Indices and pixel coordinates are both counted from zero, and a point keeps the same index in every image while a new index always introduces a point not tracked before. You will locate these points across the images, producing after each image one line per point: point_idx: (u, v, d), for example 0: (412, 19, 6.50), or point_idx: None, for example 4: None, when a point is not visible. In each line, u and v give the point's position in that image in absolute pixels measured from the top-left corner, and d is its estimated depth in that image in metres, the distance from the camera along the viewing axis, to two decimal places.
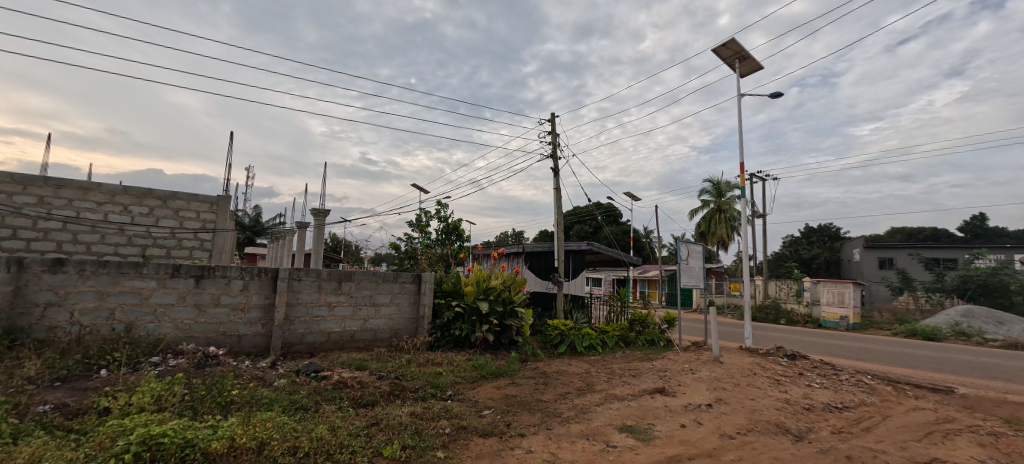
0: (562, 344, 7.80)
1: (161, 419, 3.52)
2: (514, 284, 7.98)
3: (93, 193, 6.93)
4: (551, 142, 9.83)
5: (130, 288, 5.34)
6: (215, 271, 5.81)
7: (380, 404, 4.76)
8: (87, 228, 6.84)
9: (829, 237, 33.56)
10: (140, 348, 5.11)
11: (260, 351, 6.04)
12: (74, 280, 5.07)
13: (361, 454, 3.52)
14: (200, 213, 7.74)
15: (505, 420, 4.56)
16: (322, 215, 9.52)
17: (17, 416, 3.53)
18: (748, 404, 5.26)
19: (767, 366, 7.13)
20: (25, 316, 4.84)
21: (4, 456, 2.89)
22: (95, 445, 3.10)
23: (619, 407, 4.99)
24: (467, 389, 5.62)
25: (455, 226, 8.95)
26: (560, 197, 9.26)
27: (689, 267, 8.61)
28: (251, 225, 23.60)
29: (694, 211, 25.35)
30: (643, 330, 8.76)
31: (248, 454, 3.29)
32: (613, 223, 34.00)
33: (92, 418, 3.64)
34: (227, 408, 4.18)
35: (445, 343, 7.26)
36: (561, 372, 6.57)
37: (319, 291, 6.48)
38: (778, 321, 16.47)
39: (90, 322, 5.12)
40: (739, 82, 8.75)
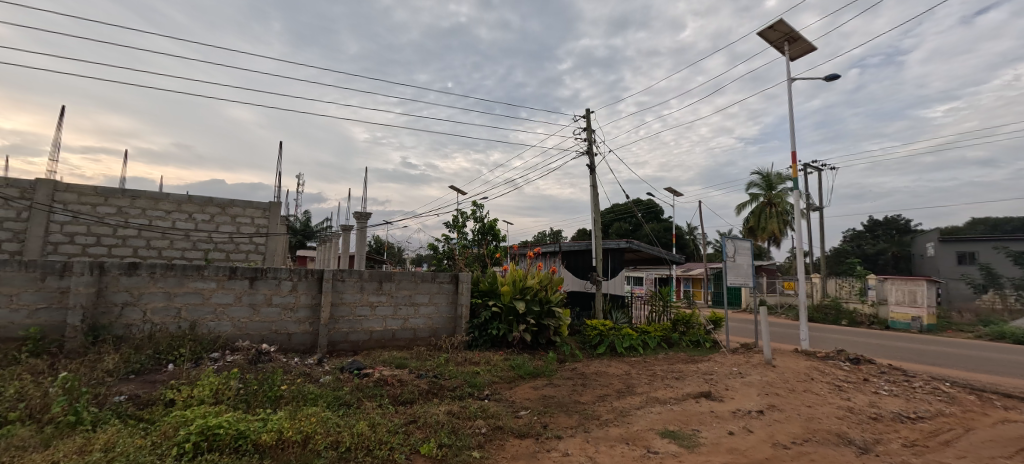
0: (602, 345, 7.60)
1: (218, 411, 3.76)
2: (551, 284, 7.87)
3: (163, 203, 7.53)
4: (587, 138, 9.62)
5: (194, 289, 5.75)
6: (267, 272, 6.14)
7: (419, 403, 4.83)
8: (158, 234, 7.46)
9: (897, 230, 30.71)
10: (202, 344, 5.50)
11: (308, 348, 6.33)
12: (146, 281, 5.52)
13: (398, 451, 3.56)
14: (254, 218, 8.25)
15: (542, 422, 4.48)
16: (364, 218, 9.84)
17: (97, 405, 3.88)
18: (805, 412, 4.87)
19: (827, 370, 6.59)
20: (106, 315, 5.33)
21: (85, 441, 3.18)
22: (161, 434, 3.35)
23: (661, 412, 4.77)
24: (504, 389, 5.60)
25: (491, 226, 9.00)
26: (596, 194, 9.05)
27: (736, 265, 8.13)
28: (302, 229, 24.87)
29: (742, 206, 24.05)
30: (687, 331, 8.39)
31: (294, 446, 3.41)
32: (654, 220, 33.00)
33: (159, 408, 3.93)
34: (277, 402, 4.39)
35: (483, 342, 7.27)
36: (600, 374, 6.40)
37: (362, 291, 6.68)
38: (839, 322, 15.31)
39: (160, 321, 5.56)
40: (789, 66, 8.19)
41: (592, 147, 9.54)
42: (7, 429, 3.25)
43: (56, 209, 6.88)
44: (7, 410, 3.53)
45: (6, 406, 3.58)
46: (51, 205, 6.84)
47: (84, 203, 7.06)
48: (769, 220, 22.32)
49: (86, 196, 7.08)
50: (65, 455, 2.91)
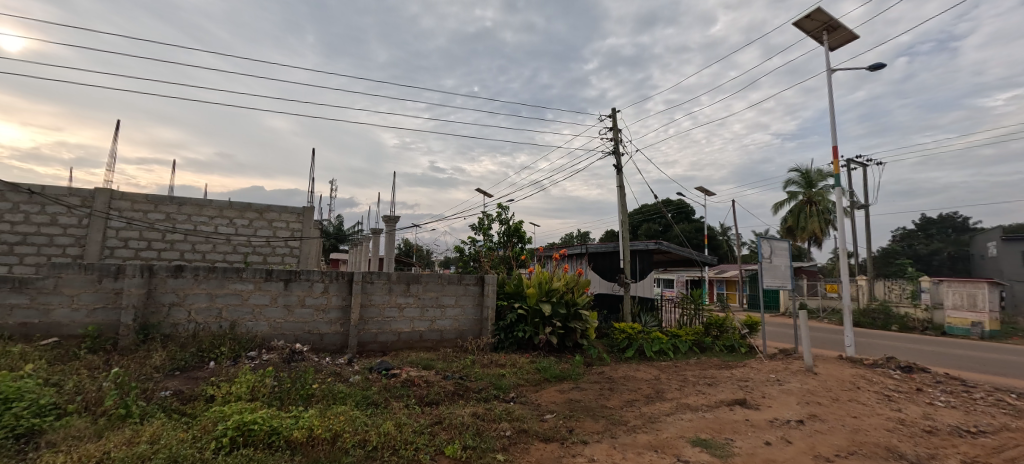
0: (630, 348, 7.42)
1: (253, 407, 3.90)
2: (578, 286, 7.75)
3: (206, 209, 7.93)
4: (613, 137, 9.46)
5: (233, 290, 6.01)
6: (300, 274, 6.34)
7: (444, 404, 4.85)
8: (202, 238, 7.87)
9: (952, 228, 28.63)
10: (240, 343, 5.74)
11: (339, 348, 6.49)
12: (190, 283, 5.82)
13: (424, 451, 3.58)
14: (290, 222, 8.55)
15: (567, 426, 4.40)
16: (392, 221, 10.03)
17: (145, 399, 4.10)
18: (850, 423, 4.56)
19: (875, 379, 6.17)
20: (155, 314, 5.65)
21: (134, 433, 3.36)
22: (201, 428, 3.50)
23: (692, 419, 4.58)
24: (530, 392, 5.54)
25: (516, 228, 9.01)
26: (624, 195, 8.87)
27: (773, 266, 7.75)
28: (335, 233, 25.70)
29: (779, 205, 23.01)
30: (721, 335, 8.08)
31: (323, 443, 3.48)
32: (686, 221, 32.11)
33: (200, 404, 4.11)
34: (309, 400, 4.51)
35: (509, 344, 7.24)
36: (628, 378, 6.24)
37: (390, 293, 6.80)
38: (888, 327, 14.35)
39: (203, 320, 5.85)
40: (828, 56, 7.78)
41: (619, 147, 9.38)
42: (65, 419, 3.47)
43: (113, 216, 7.37)
44: (65, 401, 3.77)
45: (66, 398, 3.82)
46: (108, 212, 7.33)
47: (137, 210, 7.52)
48: (808, 220, 21.23)
49: (139, 203, 7.55)
50: (115, 446, 3.08)
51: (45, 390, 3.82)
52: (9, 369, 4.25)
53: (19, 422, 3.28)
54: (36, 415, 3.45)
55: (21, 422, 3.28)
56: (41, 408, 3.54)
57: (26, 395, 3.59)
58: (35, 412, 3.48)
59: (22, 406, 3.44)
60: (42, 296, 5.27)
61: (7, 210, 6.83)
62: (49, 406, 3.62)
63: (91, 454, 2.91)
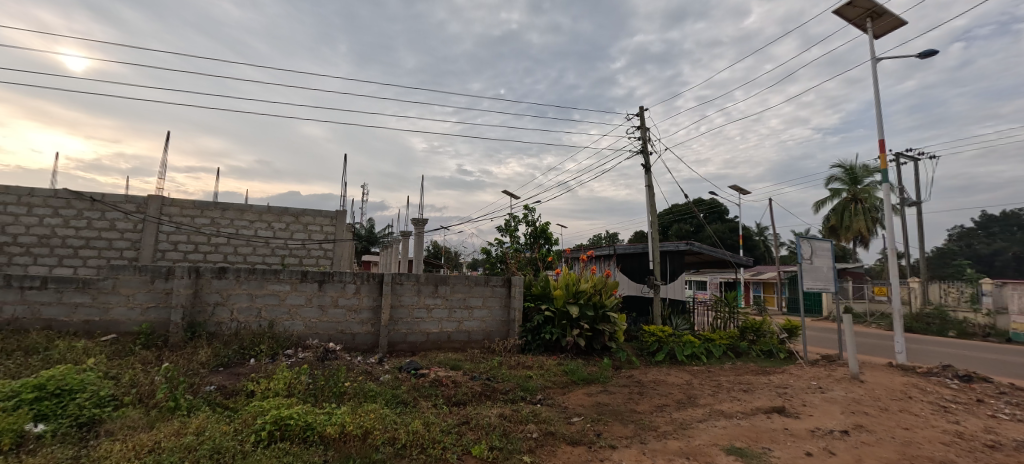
0: (661, 352, 7.21)
1: (290, 403, 4.03)
2: (606, 288, 7.62)
3: (247, 213, 8.32)
4: (641, 136, 9.27)
5: (272, 291, 6.26)
6: (333, 276, 6.53)
7: (471, 404, 4.88)
8: (244, 241, 8.27)
9: (1017, 226, 26.40)
10: (278, 342, 5.97)
11: (370, 348, 6.65)
12: (233, 284, 6.11)
13: (451, 451, 3.60)
14: (324, 226, 8.84)
15: (595, 430, 4.32)
16: (421, 224, 10.20)
17: (193, 393, 4.32)
18: (900, 435, 4.26)
19: (929, 388, 5.74)
20: (201, 313, 5.97)
21: (181, 425, 3.54)
22: (242, 421, 3.66)
23: (726, 426, 4.40)
24: (558, 394, 5.49)
25: (543, 229, 8.99)
26: (652, 195, 8.67)
27: (813, 268, 7.36)
28: (366, 235, 26.40)
29: (821, 203, 21.90)
30: (757, 340, 7.74)
31: (355, 439, 3.55)
32: (720, 221, 31.09)
33: (241, 398, 4.29)
34: (342, 397, 4.63)
35: (536, 346, 7.19)
36: (658, 382, 6.07)
37: (419, 294, 6.91)
38: (945, 333, 13.35)
39: (244, 319, 6.13)
40: (871, 45, 7.35)
41: (647, 146, 9.18)
42: (121, 410, 3.69)
43: (164, 221, 7.85)
44: (122, 393, 4.02)
45: (122, 390, 4.07)
46: (159, 217, 7.81)
47: (185, 215, 7.99)
48: (853, 218, 20.09)
49: (187, 209, 8.01)
50: (164, 436, 3.25)
51: (105, 383, 4.07)
52: (74, 363, 4.57)
53: (81, 412, 3.52)
54: (97, 406, 3.68)
55: (83, 412, 3.52)
56: (101, 399, 3.78)
57: (88, 387, 3.85)
58: (96, 403, 3.72)
59: (84, 397, 3.68)
60: (102, 296, 5.66)
61: (72, 217, 7.39)
62: (108, 397, 3.86)
63: (144, 443, 3.07)
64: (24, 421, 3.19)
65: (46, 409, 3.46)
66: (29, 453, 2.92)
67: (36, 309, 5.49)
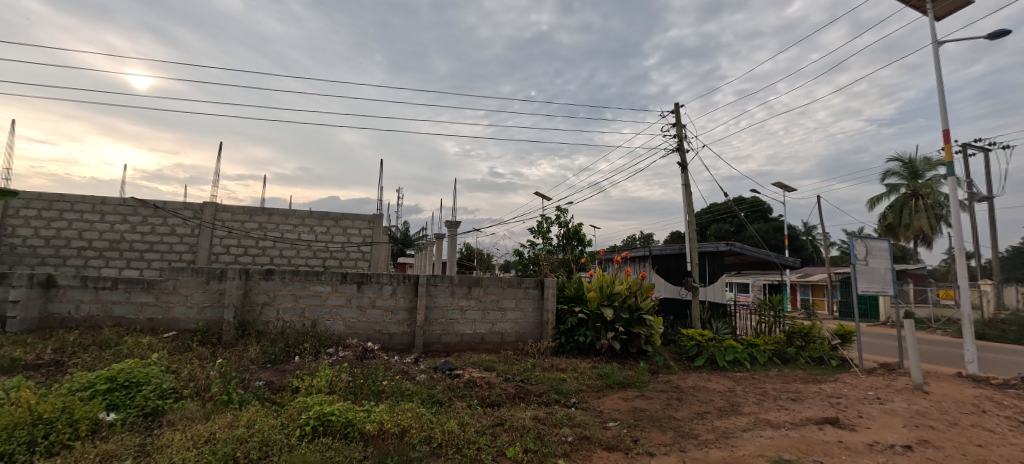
0: (700, 357, 6.92)
1: (331, 400, 4.13)
2: (642, 289, 7.39)
3: (291, 218, 8.67)
4: (677, 133, 8.98)
5: (314, 292, 6.48)
6: (372, 277, 6.68)
7: (505, 405, 4.84)
8: (288, 244, 8.62)
9: None
10: (320, 341, 6.17)
11: (406, 348, 6.75)
12: (279, 285, 6.36)
13: (485, 451, 3.56)
14: (362, 229, 9.07)
15: (632, 435, 4.18)
16: (454, 226, 10.30)
17: (244, 388, 4.51)
18: (974, 452, 3.87)
19: (1005, 402, 5.20)
20: (251, 312, 6.26)
21: (234, 417, 3.68)
22: (288, 416, 3.78)
23: (773, 437, 4.14)
24: (592, 398, 5.37)
25: (576, 231, 8.88)
26: (690, 195, 8.36)
27: (868, 269, 6.85)
28: (402, 238, 26.97)
29: (876, 199, 20.49)
30: (806, 346, 7.29)
31: (393, 437, 3.58)
32: (762, 220, 29.71)
33: (287, 394, 4.44)
34: (380, 395, 4.70)
35: (570, 349, 7.06)
36: (698, 388, 5.82)
37: (453, 296, 6.96)
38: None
39: (289, 318, 6.38)
40: (932, 28, 6.80)
41: (683, 143, 8.88)
42: (181, 402, 3.89)
43: (217, 226, 8.31)
44: (182, 386, 4.23)
45: (182, 383, 4.28)
46: (213, 222, 8.27)
47: (236, 220, 8.42)
48: (914, 216, 18.66)
49: (238, 214, 8.44)
50: (219, 427, 3.38)
51: (167, 376, 4.29)
52: (140, 358, 4.89)
53: (147, 403, 3.73)
54: (160, 397, 3.89)
55: (148, 403, 3.74)
56: (164, 391, 3.99)
57: (152, 379, 4.06)
58: (159, 395, 3.91)
59: (150, 388, 3.90)
60: (164, 296, 6.04)
61: (138, 223, 7.96)
62: (170, 390, 4.07)
63: (201, 433, 3.22)
64: (98, 410, 3.41)
65: (117, 400, 3.69)
66: (102, 439, 3.11)
67: (108, 307, 5.91)
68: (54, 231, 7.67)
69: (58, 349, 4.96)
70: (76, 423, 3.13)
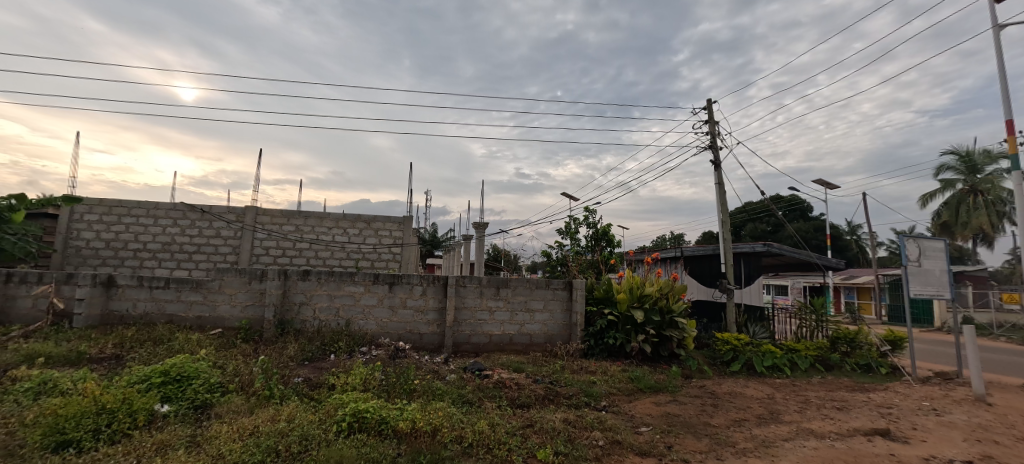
0: (736, 362, 6.68)
1: (366, 398, 4.23)
2: (673, 291, 7.21)
3: (325, 220, 8.96)
4: (710, 130, 8.71)
5: (348, 292, 6.66)
6: (402, 278, 6.81)
7: (535, 407, 4.82)
8: (323, 246, 8.90)
9: None
10: (354, 339, 6.34)
11: (436, 348, 6.84)
12: (315, 285, 6.58)
13: (516, 453, 3.55)
14: (392, 231, 9.26)
15: (666, 442, 4.08)
16: (482, 227, 10.37)
17: (284, 383, 4.68)
18: None
19: None
20: (289, 311, 6.50)
21: (275, 411, 3.83)
22: (325, 412, 3.90)
23: (818, 447, 3.94)
24: (623, 402, 5.27)
25: (605, 232, 8.79)
26: (724, 193, 8.10)
27: (921, 272, 6.42)
28: (430, 239, 27.39)
29: (929, 196, 19.24)
30: (852, 352, 6.92)
31: (425, 435, 3.62)
32: (802, 220, 28.45)
33: (324, 391, 4.58)
34: (412, 394, 4.77)
35: (599, 352, 6.95)
36: (735, 395, 5.62)
37: (481, 297, 6.99)
38: None
39: (325, 318, 6.58)
40: (992, 11, 6.33)
41: (716, 140, 8.62)
42: (228, 396, 4.07)
43: (257, 228, 8.68)
44: (228, 380, 4.43)
45: (228, 378, 4.48)
46: (254, 225, 8.64)
47: (275, 223, 8.77)
48: (972, 213, 17.42)
49: (276, 218, 8.79)
50: (262, 421, 3.52)
51: (214, 371, 4.50)
52: (190, 353, 5.17)
53: (196, 396, 3.94)
54: (209, 391, 4.10)
55: (198, 396, 3.94)
56: (212, 385, 4.19)
57: (201, 373, 4.27)
58: (207, 389, 4.11)
59: (199, 382, 4.10)
60: (210, 295, 6.35)
61: (187, 226, 8.41)
62: (217, 384, 4.28)
63: (246, 426, 3.36)
64: (154, 402, 3.62)
65: (170, 392, 3.91)
66: (158, 430, 3.30)
67: (161, 305, 6.28)
68: (113, 234, 8.23)
69: (118, 343, 5.32)
70: (136, 413, 3.33)
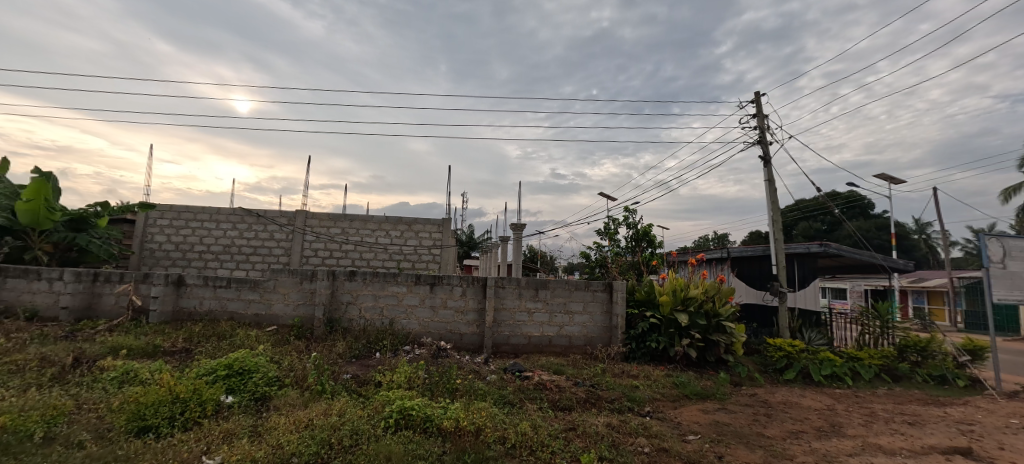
0: (791, 370, 6.32)
1: (411, 396, 4.34)
2: (719, 294, 6.94)
3: (369, 222, 9.28)
4: (758, 125, 8.29)
5: (392, 292, 6.86)
6: (443, 279, 6.94)
7: (577, 410, 4.77)
8: (367, 248, 9.23)
9: None
10: (398, 338, 6.52)
11: (477, 348, 6.92)
12: (361, 285, 6.83)
13: (560, 456, 3.53)
14: (432, 232, 9.46)
15: (716, 452, 3.91)
16: (519, 228, 10.40)
17: (334, 379, 4.89)
18: None
19: None
20: (337, 310, 6.78)
21: (327, 406, 4.00)
22: (373, 408, 4.03)
23: None
24: (668, 408, 5.11)
25: (646, 232, 8.58)
26: (774, 191, 7.69)
27: (1006, 274, 5.83)
28: (467, 241, 27.80)
29: (1013, 191, 17.39)
30: (923, 362, 6.37)
31: (469, 435, 3.66)
32: (862, 218, 26.53)
33: (372, 387, 4.73)
34: (454, 393, 4.85)
35: (641, 355, 6.78)
36: (790, 405, 5.31)
37: (520, 298, 7.00)
38: None
39: (370, 316, 6.82)
40: None
41: (765, 135, 8.19)
42: (284, 390, 4.30)
43: (307, 231, 9.12)
44: (284, 375, 4.68)
45: (284, 373, 4.73)
46: (304, 228, 9.10)
47: (323, 225, 9.18)
48: None
49: (324, 221, 9.20)
50: (316, 414, 3.69)
51: (272, 366, 4.76)
52: (250, 349, 5.51)
53: (256, 389, 4.19)
54: (267, 384, 4.34)
55: (258, 388, 4.19)
56: (270, 379, 4.44)
57: (260, 367, 4.53)
58: (266, 382, 4.36)
59: (259, 375, 4.35)
60: (266, 294, 6.74)
61: (244, 229, 8.97)
62: (275, 378, 4.52)
63: (301, 419, 3.54)
64: (220, 393, 3.88)
65: (233, 385, 4.19)
66: (224, 419, 3.53)
67: (223, 303, 6.72)
68: (181, 237, 8.90)
69: (187, 338, 5.75)
70: (205, 403, 3.58)
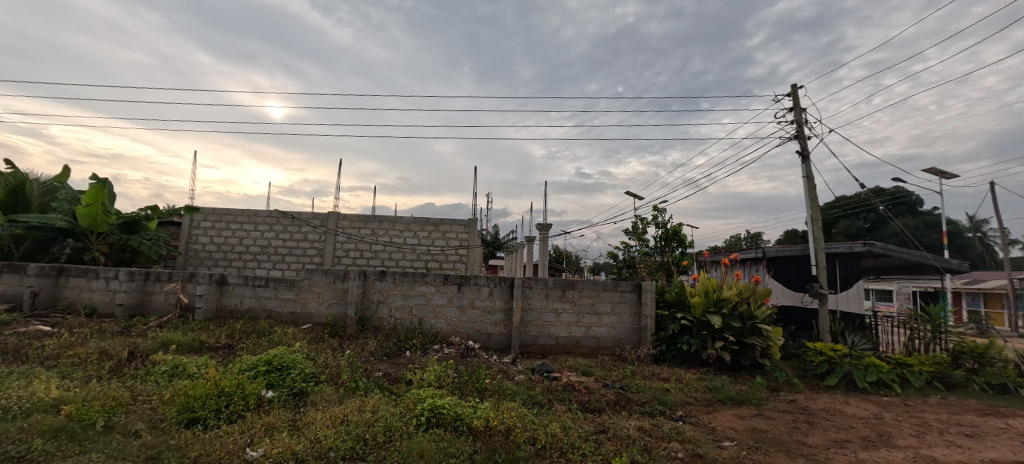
0: (833, 375, 6.04)
1: (441, 394, 4.40)
2: (754, 296, 6.70)
3: (398, 223, 9.46)
4: (794, 119, 7.97)
5: (420, 292, 6.97)
6: (470, 279, 6.99)
7: (607, 413, 4.71)
8: (396, 248, 9.41)
9: None
10: (427, 337, 6.62)
11: (504, 348, 6.94)
12: (391, 285, 6.97)
13: (590, 458, 3.49)
14: (459, 233, 9.55)
15: (754, 459, 3.78)
16: (545, 228, 10.36)
17: (367, 376, 5.01)
18: None
19: None
20: (368, 309, 6.94)
21: (361, 403, 4.11)
22: (405, 405, 4.11)
23: None
24: (702, 413, 4.98)
25: (676, 232, 8.38)
26: (812, 188, 7.36)
27: None
28: (493, 241, 27.92)
29: None
30: (980, 369, 5.96)
31: (499, 434, 3.68)
32: (909, 216, 25.06)
33: (403, 385, 4.82)
34: (483, 392, 4.88)
35: (672, 358, 6.63)
36: (833, 412, 5.08)
37: (547, 299, 6.98)
38: None
39: (400, 316, 6.95)
40: None
41: (802, 130, 7.86)
42: (320, 386, 4.43)
43: (339, 232, 9.38)
44: (320, 371, 4.83)
45: (319, 369, 4.88)
46: (336, 229, 9.37)
47: (353, 226, 9.42)
48: None
49: (355, 222, 9.44)
50: (351, 411, 3.79)
51: (308, 363, 4.92)
52: (287, 346, 5.72)
53: (294, 384, 4.34)
54: (304, 380, 4.49)
55: (296, 384, 4.34)
56: (307, 375, 4.58)
57: (298, 363, 4.69)
58: (303, 378, 4.50)
59: (297, 372, 4.51)
60: (301, 293, 6.97)
61: (280, 230, 9.31)
62: (311, 374, 4.66)
63: (336, 415, 3.64)
64: (261, 388, 4.03)
65: (273, 380, 4.35)
66: (265, 413, 3.68)
67: (262, 301, 7.00)
68: (223, 238, 9.33)
69: (230, 335, 6.02)
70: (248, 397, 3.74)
